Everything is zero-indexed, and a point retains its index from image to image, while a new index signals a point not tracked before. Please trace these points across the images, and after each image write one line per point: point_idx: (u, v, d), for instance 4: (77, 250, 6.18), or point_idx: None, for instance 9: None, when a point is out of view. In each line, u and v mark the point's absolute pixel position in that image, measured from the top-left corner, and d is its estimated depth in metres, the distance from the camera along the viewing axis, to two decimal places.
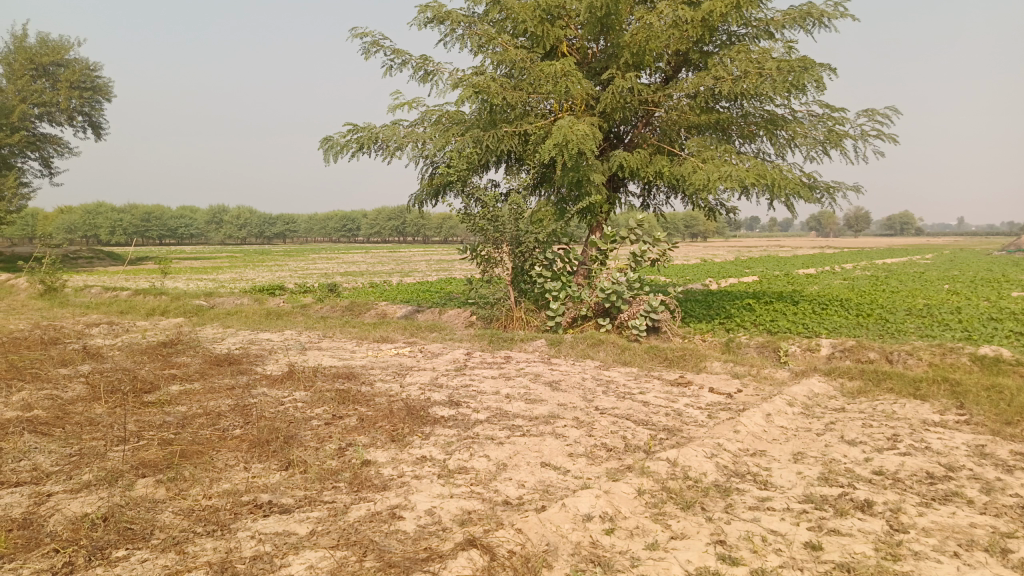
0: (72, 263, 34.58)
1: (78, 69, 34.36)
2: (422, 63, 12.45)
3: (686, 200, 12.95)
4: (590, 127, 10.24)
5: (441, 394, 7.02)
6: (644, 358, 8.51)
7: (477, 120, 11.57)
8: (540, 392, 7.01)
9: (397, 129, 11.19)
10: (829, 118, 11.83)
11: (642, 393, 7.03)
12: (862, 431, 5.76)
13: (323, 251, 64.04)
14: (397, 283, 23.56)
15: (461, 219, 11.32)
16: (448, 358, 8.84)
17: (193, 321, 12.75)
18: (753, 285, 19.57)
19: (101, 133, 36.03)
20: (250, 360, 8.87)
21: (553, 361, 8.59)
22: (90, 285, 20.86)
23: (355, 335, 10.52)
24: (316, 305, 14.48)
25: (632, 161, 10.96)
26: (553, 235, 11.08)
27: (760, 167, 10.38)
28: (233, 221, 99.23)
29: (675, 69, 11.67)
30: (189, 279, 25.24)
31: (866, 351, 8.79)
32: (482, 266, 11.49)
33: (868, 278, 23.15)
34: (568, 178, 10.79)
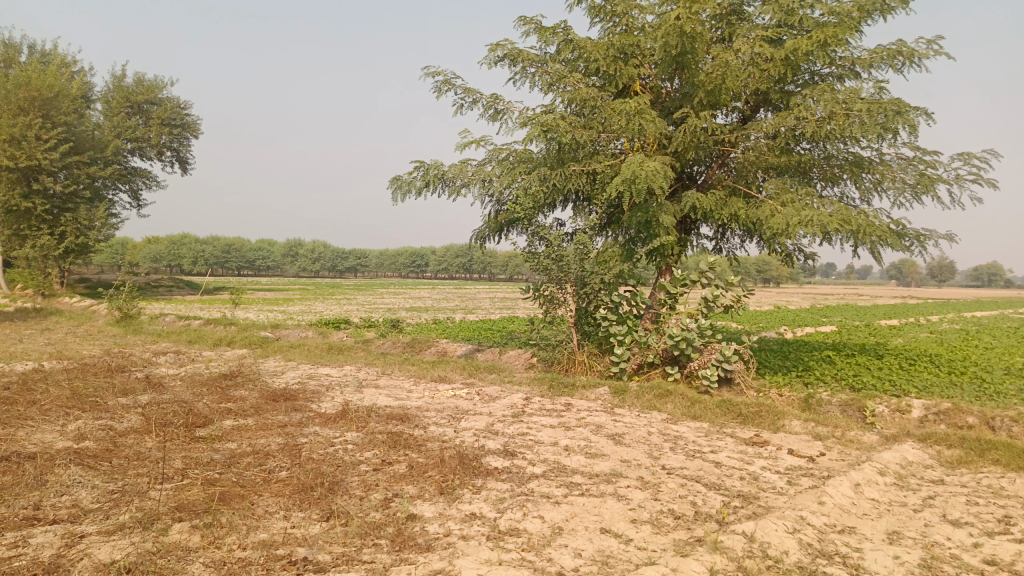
0: (153, 290, 36.02)
1: (170, 107, 36.26)
2: (492, 101, 12.37)
3: (761, 244, 12.39)
4: (661, 166, 9.87)
5: (497, 443, 6.65)
6: (715, 412, 7.94)
7: (546, 158, 11.33)
8: (602, 446, 6.56)
9: (464, 167, 11.03)
10: (920, 161, 11.10)
11: (713, 452, 6.49)
12: (968, 509, 5.07)
13: (392, 286, 65.00)
14: (461, 320, 23.45)
15: (525, 258, 11.06)
16: (507, 403, 8.47)
17: (256, 353, 12.81)
18: (833, 336, 18.55)
19: (186, 167, 37.68)
20: (306, 397, 8.72)
21: (617, 411, 8.12)
22: (166, 313, 21.53)
23: (413, 374, 10.28)
24: (377, 340, 14.39)
25: (705, 203, 10.50)
26: (619, 276, 10.68)
27: (844, 212, 9.76)
28: (307, 254, 102.16)
29: (753, 109, 11.23)
30: (260, 310, 25.84)
31: (964, 415, 7.97)
32: (545, 307, 11.14)
33: (958, 332, 21.66)
34: (637, 219, 10.40)
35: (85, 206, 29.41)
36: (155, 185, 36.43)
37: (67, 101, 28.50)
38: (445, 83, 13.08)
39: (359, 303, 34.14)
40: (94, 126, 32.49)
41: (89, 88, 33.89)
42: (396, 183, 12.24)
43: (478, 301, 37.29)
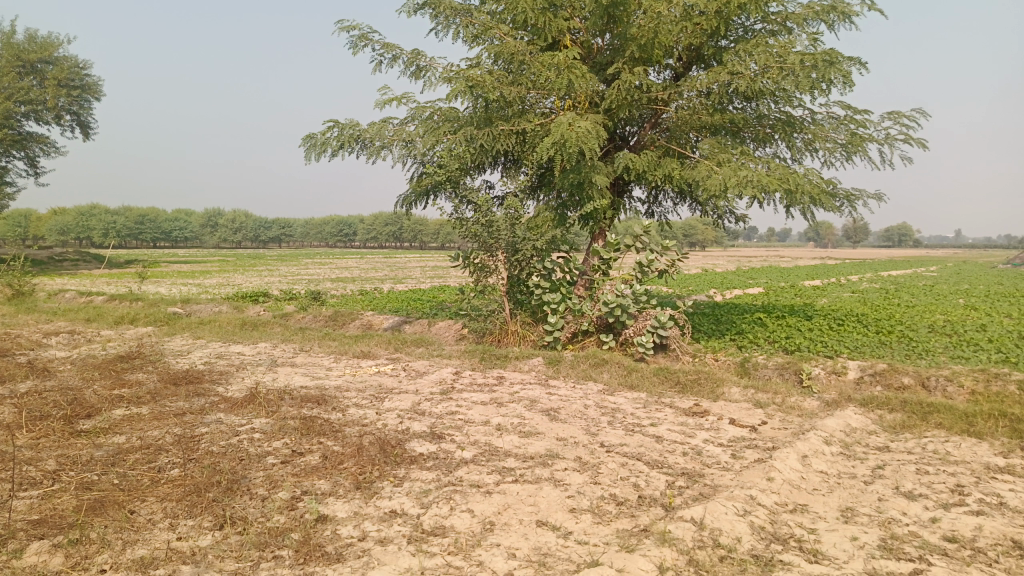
0: (56, 265, 33.61)
1: (67, 67, 33.50)
2: (413, 58, 11.57)
3: (694, 206, 12.12)
4: (593, 124, 9.35)
5: (422, 425, 6.09)
6: (653, 381, 7.59)
7: (472, 116, 10.63)
8: (537, 423, 6.09)
9: (383, 128, 10.23)
10: (851, 120, 10.96)
11: (654, 425, 6.11)
12: (919, 478, 4.82)
13: (318, 256, 63.10)
14: (388, 289, 22.67)
15: (452, 223, 10.42)
16: (434, 379, 7.91)
17: (161, 331, 11.81)
18: (762, 297, 18.69)
19: (89, 132, 35.05)
20: (212, 379, 7.94)
21: (552, 383, 7.67)
22: (66, 290, 19.92)
23: (334, 350, 9.59)
24: (297, 314, 13.55)
25: (638, 163, 10.08)
26: (552, 241, 10.18)
27: (781, 171, 9.51)
28: (228, 225, 98.18)
29: (686, 66, 10.84)
30: (173, 284, 24.36)
31: (899, 376, 7.87)
32: (475, 275, 10.58)
33: (878, 291, 22.29)
34: (569, 180, 9.89)
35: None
36: (55, 152, 33.78)
37: None
38: (361, 37, 12.16)
39: (282, 275, 32.73)
40: None
41: None
42: (309, 144, 11.32)
43: (408, 269, 36.31)
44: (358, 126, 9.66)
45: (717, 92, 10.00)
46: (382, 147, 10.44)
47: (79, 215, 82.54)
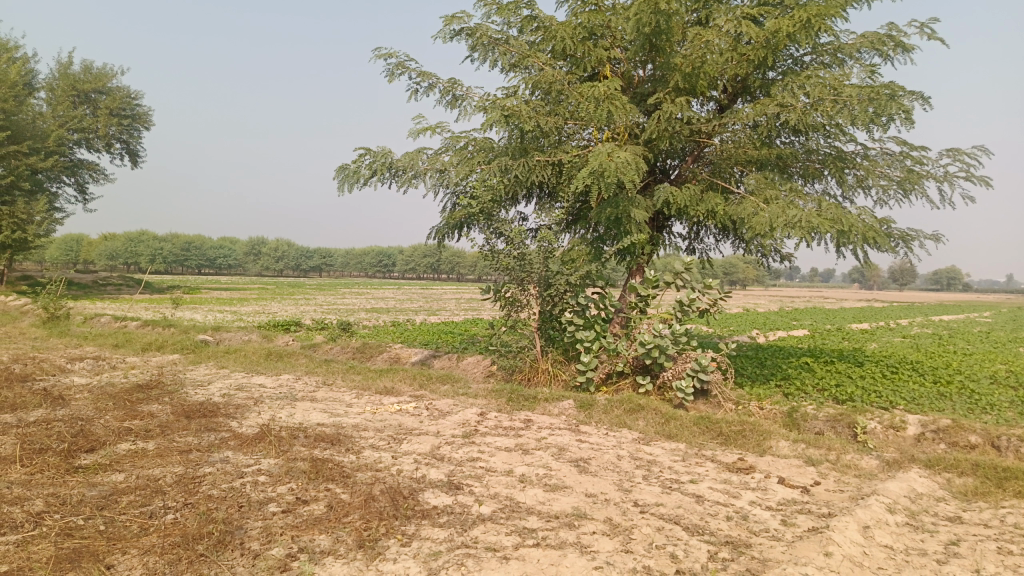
0: (99, 289, 34.18)
1: (119, 97, 34.42)
2: (450, 86, 11.34)
3: (737, 243, 11.58)
4: (632, 155, 8.93)
5: (439, 473, 5.62)
6: (693, 430, 7.01)
7: (507, 146, 10.29)
8: (564, 475, 5.57)
9: (416, 156, 9.92)
10: (908, 156, 10.36)
11: (694, 482, 5.55)
12: (1002, 559, 4.18)
13: (355, 286, 63.47)
14: (421, 322, 22.37)
15: (484, 255, 10.04)
16: (458, 420, 7.45)
17: (186, 359, 11.59)
18: (807, 340, 17.88)
19: (137, 160, 35.83)
20: (227, 413, 7.60)
21: (582, 429, 7.15)
22: (102, 314, 20.01)
23: (357, 385, 9.21)
24: (325, 346, 13.25)
25: (680, 198, 9.60)
26: (587, 277, 9.72)
27: (833, 210, 8.92)
28: (270, 253, 99.77)
29: (731, 98, 10.40)
30: (208, 311, 24.42)
31: (965, 434, 7.17)
32: (506, 310, 10.16)
33: (930, 336, 21.28)
34: (606, 213, 9.46)
35: (23, 200, 27.55)
36: (104, 179, 34.57)
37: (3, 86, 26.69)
38: (398, 67, 12.00)
39: (317, 304, 32.71)
40: (35, 114, 30.54)
41: (31, 75, 31.88)
42: (342, 173, 11.07)
43: (444, 302, 36.05)
44: (390, 155, 9.35)
45: (765, 125, 9.52)
46: (414, 176, 10.13)
47: (127, 241, 84.70)
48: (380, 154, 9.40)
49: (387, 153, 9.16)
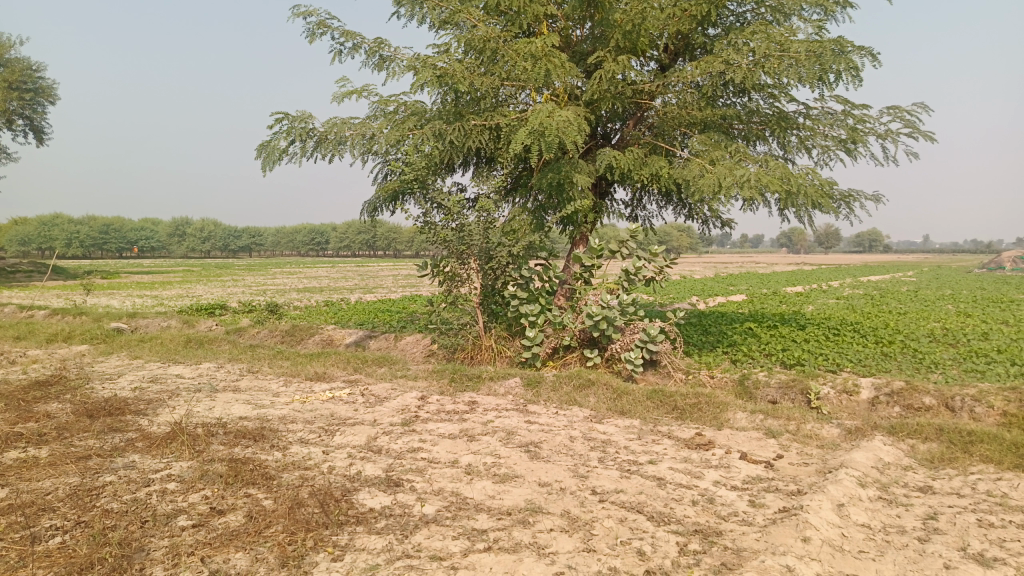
0: (6, 276, 31.90)
1: (19, 69, 31.84)
2: (376, 48, 10.56)
3: (680, 209, 11.27)
4: (573, 116, 8.41)
5: (376, 469, 5.06)
6: (647, 405, 6.63)
7: (440, 110, 9.62)
8: (515, 463, 5.09)
9: (340, 122, 9.12)
10: (850, 115, 10.18)
11: (653, 463, 5.15)
12: (986, 533, 3.90)
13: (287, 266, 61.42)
14: (357, 300, 21.55)
15: (420, 228, 9.40)
16: (396, 406, 6.88)
17: (95, 350, 10.62)
18: (748, 305, 17.93)
19: (43, 137, 33.33)
20: (137, 409, 6.83)
21: (531, 409, 6.70)
22: (5, 303, 18.47)
23: (285, 372, 8.52)
24: (252, 329, 12.41)
25: (623, 162, 9.17)
26: (530, 247, 9.20)
27: (781, 171, 8.63)
28: (196, 234, 95.92)
29: (672, 57, 9.99)
30: (127, 296, 22.99)
31: (920, 396, 7.03)
32: (445, 285, 9.59)
33: (863, 297, 21.70)
34: (547, 179, 8.95)
35: None
36: (6, 160, 32.07)
37: None
38: (319, 26, 11.14)
39: (246, 286, 31.29)
40: None
41: None
42: (257, 147, 10.16)
43: (381, 279, 35.10)
44: (310, 120, 8.55)
45: (709, 83, 9.14)
46: (338, 144, 9.34)
47: (39, 225, 79.94)
48: (299, 120, 8.58)
49: (308, 117, 8.36)
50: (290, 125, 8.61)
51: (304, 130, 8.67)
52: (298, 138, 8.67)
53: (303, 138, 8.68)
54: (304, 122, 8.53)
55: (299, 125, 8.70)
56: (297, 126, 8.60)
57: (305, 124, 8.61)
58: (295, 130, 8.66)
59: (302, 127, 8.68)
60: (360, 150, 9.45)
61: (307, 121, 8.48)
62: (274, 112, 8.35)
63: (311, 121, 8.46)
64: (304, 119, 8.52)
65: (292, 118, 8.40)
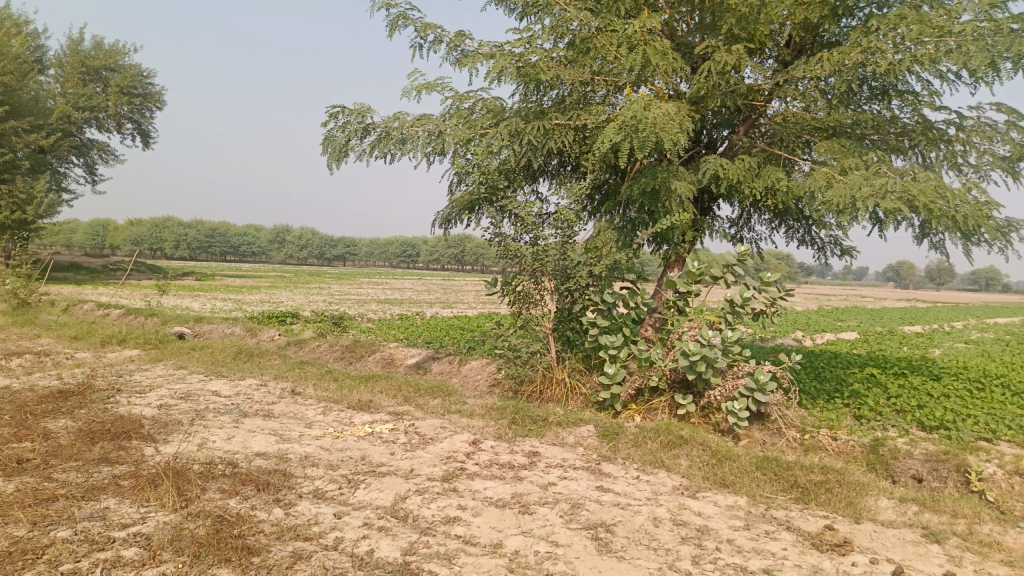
0: (106, 273, 32.98)
1: (130, 74, 32.85)
2: (456, 39, 9.54)
3: (794, 231, 9.65)
4: (676, 110, 7.07)
5: (393, 548, 3.85)
6: (756, 476, 5.15)
7: (519, 107, 8.44)
8: (576, 558, 3.76)
9: (402, 118, 8.06)
10: (1014, 125, 8.34)
11: (771, 573, 3.71)
12: None
13: (374, 277, 61.88)
14: (433, 315, 20.61)
15: (489, 240, 8.21)
16: (441, 452, 5.67)
17: (145, 356, 9.97)
18: (862, 345, 15.86)
19: (148, 141, 34.39)
20: (147, 434, 5.88)
21: (605, 471, 5.35)
22: (88, 300, 18.44)
23: (328, 397, 7.48)
24: (312, 343, 11.53)
25: (731, 171, 7.73)
26: (614, 267, 7.86)
27: (931, 179, 6.88)
28: (294, 241, 99.03)
29: (795, 52, 8.48)
30: (206, 299, 22.87)
31: None
32: (515, 307, 8.36)
33: (997, 343, 19.05)
34: (640, 187, 7.64)
35: (23, 177, 26.10)
36: (113, 162, 33.12)
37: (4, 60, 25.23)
38: (398, 18, 10.25)
39: (330, 294, 31.10)
40: (41, 90, 29.09)
41: (38, 51, 30.55)
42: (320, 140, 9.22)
43: (463, 295, 34.25)
44: (369, 113, 7.56)
45: (843, 79, 7.58)
46: (400, 139, 8.27)
47: (151, 227, 84.44)
48: (356, 112, 7.56)
49: (366, 111, 7.33)
50: (346, 119, 7.62)
51: (361, 125, 7.65)
52: (356, 133, 7.68)
53: (360, 133, 7.70)
54: (362, 115, 7.54)
55: (356, 119, 7.69)
56: (354, 121, 7.62)
57: (362, 118, 7.59)
58: (351, 124, 7.68)
59: (360, 120, 7.67)
60: (425, 149, 8.35)
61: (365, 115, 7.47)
62: (329, 105, 7.36)
63: (370, 115, 7.44)
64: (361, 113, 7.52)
65: (347, 112, 7.41)
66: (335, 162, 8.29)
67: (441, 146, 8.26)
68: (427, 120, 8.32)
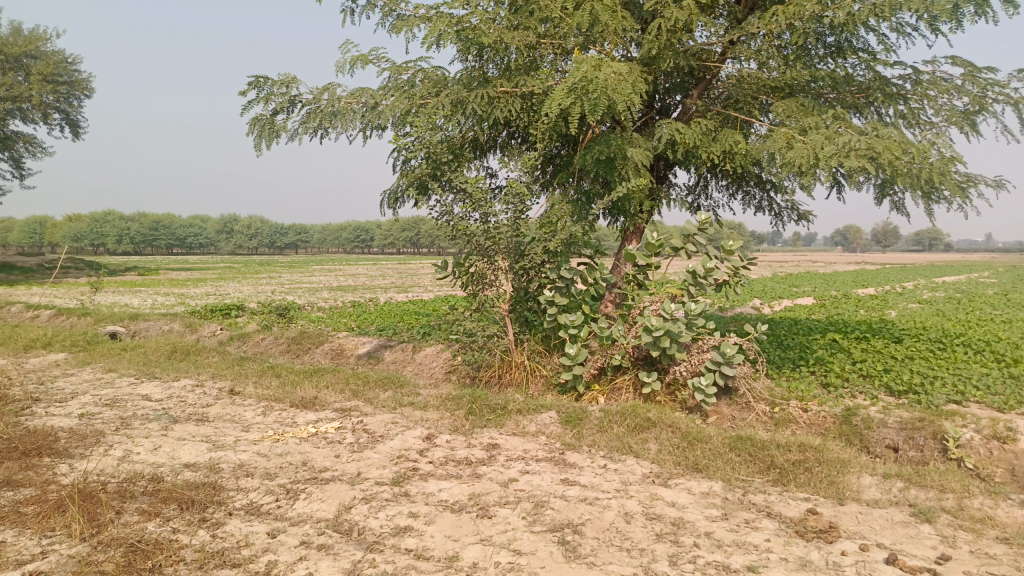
0: (41, 272, 31.37)
1: (54, 61, 31.02)
2: (391, 7, 8.92)
3: (753, 197, 9.35)
4: (628, 69, 6.64)
5: (335, 570, 3.38)
6: (730, 459, 4.81)
7: (461, 75, 7.91)
8: (543, 568, 3.35)
9: (333, 90, 7.44)
10: (971, 78, 8.12)
11: (757, 570, 3.35)
12: None
13: (327, 264, 60.58)
14: (386, 300, 19.99)
15: (436, 219, 7.70)
16: (392, 451, 5.21)
17: (71, 360, 9.23)
18: (819, 310, 15.81)
19: (78, 132, 32.66)
20: (61, 450, 5.27)
21: (570, 462, 4.96)
22: (16, 301, 17.31)
23: (270, 395, 6.92)
24: (256, 337, 10.88)
25: (689, 135, 7.35)
26: (570, 242, 7.43)
27: (895, 136, 6.59)
28: (243, 231, 96.54)
29: (749, 9, 8.12)
30: (147, 295, 21.82)
31: None
32: (468, 288, 7.88)
33: (948, 301, 19.31)
34: (594, 155, 7.22)
35: None
36: (41, 154, 31.39)
37: None
38: None
39: (281, 284, 30.14)
40: None
41: None
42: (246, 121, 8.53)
43: (418, 278, 33.58)
44: (293, 83, 6.96)
45: (799, 32, 7.23)
46: (334, 114, 7.65)
47: (91, 222, 81.33)
48: (279, 83, 6.95)
49: (290, 81, 6.74)
50: (268, 92, 7.00)
51: (285, 97, 7.04)
52: (282, 107, 7.07)
53: (287, 107, 7.08)
54: (286, 85, 6.93)
55: (280, 91, 7.07)
56: (279, 94, 7.01)
57: (286, 89, 6.99)
58: (276, 97, 7.06)
59: (285, 93, 7.06)
60: (362, 124, 7.75)
61: (290, 85, 6.84)
62: (249, 77, 6.76)
63: (295, 85, 6.82)
64: (285, 84, 6.90)
65: (269, 82, 6.80)
66: (264, 140, 7.64)
67: (378, 120, 7.67)
68: (363, 92, 7.73)
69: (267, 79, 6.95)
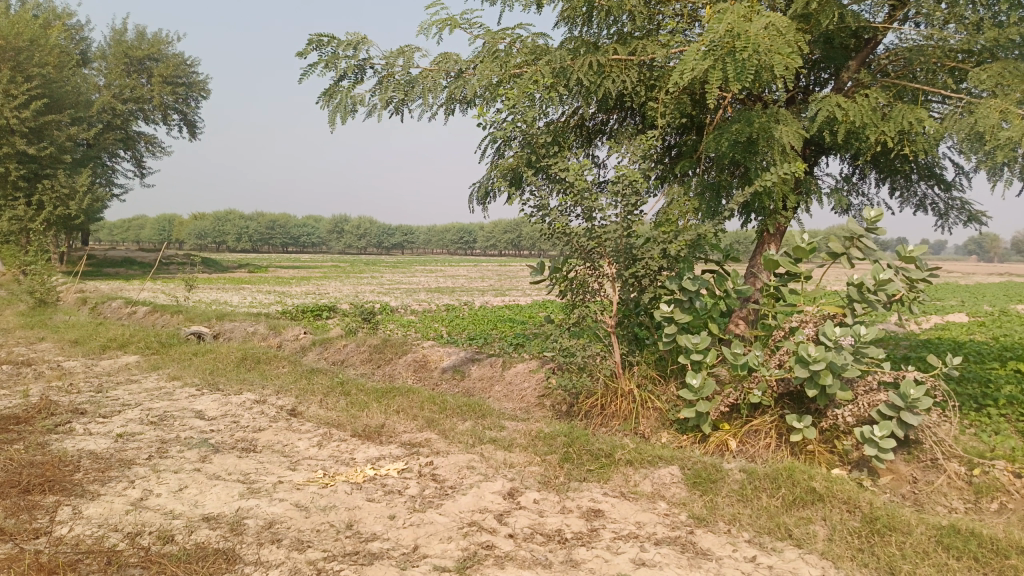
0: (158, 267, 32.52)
1: (174, 63, 32.02)
2: None
3: (919, 193, 7.57)
4: (784, 20, 5.16)
5: None
6: (943, 564, 3.28)
7: (565, 44, 6.64)
8: None
9: (409, 55, 6.38)
10: None
11: None
12: None
13: (429, 265, 60.83)
14: (482, 303, 19.01)
15: (530, 216, 6.45)
16: (464, 513, 3.99)
17: (142, 365, 8.59)
18: (980, 330, 13.49)
19: (195, 132, 33.76)
20: (72, 485, 4.36)
21: (704, 548, 3.57)
22: (120, 296, 17.39)
23: (332, 421, 5.89)
24: (338, 343, 10.02)
25: (853, 110, 5.78)
26: (696, 245, 6.00)
27: None
28: (351, 230, 99.19)
29: None
30: (246, 292, 21.76)
31: None
32: (567, 297, 6.58)
33: None
34: (730, 136, 5.77)
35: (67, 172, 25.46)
36: (161, 154, 32.59)
37: (49, 54, 24.38)
38: None
39: (381, 285, 29.90)
40: (85, 82, 28.45)
41: (84, 43, 29.88)
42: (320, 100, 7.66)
43: (517, 280, 32.60)
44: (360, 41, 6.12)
45: None
46: (414, 87, 6.57)
47: (213, 221, 85.61)
48: (344, 44, 6.10)
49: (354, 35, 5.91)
50: (333, 53, 6.14)
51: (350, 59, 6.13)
52: (349, 72, 6.24)
53: (354, 73, 6.26)
54: (352, 44, 6.10)
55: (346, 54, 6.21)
56: (344, 57, 6.16)
57: (352, 49, 6.11)
58: (341, 61, 6.17)
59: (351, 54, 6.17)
60: (444, 97, 6.64)
61: (356, 43, 6.04)
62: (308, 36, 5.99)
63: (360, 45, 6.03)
64: (351, 43, 6.08)
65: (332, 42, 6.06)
66: (339, 116, 6.65)
67: (464, 93, 6.53)
68: (448, 62, 6.62)
69: (332, 39, 6.19)
